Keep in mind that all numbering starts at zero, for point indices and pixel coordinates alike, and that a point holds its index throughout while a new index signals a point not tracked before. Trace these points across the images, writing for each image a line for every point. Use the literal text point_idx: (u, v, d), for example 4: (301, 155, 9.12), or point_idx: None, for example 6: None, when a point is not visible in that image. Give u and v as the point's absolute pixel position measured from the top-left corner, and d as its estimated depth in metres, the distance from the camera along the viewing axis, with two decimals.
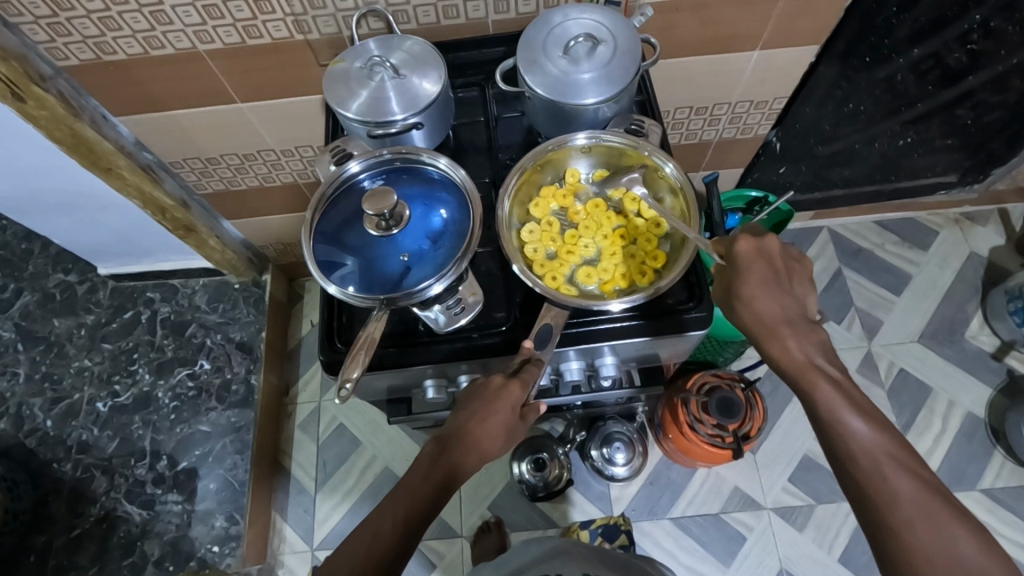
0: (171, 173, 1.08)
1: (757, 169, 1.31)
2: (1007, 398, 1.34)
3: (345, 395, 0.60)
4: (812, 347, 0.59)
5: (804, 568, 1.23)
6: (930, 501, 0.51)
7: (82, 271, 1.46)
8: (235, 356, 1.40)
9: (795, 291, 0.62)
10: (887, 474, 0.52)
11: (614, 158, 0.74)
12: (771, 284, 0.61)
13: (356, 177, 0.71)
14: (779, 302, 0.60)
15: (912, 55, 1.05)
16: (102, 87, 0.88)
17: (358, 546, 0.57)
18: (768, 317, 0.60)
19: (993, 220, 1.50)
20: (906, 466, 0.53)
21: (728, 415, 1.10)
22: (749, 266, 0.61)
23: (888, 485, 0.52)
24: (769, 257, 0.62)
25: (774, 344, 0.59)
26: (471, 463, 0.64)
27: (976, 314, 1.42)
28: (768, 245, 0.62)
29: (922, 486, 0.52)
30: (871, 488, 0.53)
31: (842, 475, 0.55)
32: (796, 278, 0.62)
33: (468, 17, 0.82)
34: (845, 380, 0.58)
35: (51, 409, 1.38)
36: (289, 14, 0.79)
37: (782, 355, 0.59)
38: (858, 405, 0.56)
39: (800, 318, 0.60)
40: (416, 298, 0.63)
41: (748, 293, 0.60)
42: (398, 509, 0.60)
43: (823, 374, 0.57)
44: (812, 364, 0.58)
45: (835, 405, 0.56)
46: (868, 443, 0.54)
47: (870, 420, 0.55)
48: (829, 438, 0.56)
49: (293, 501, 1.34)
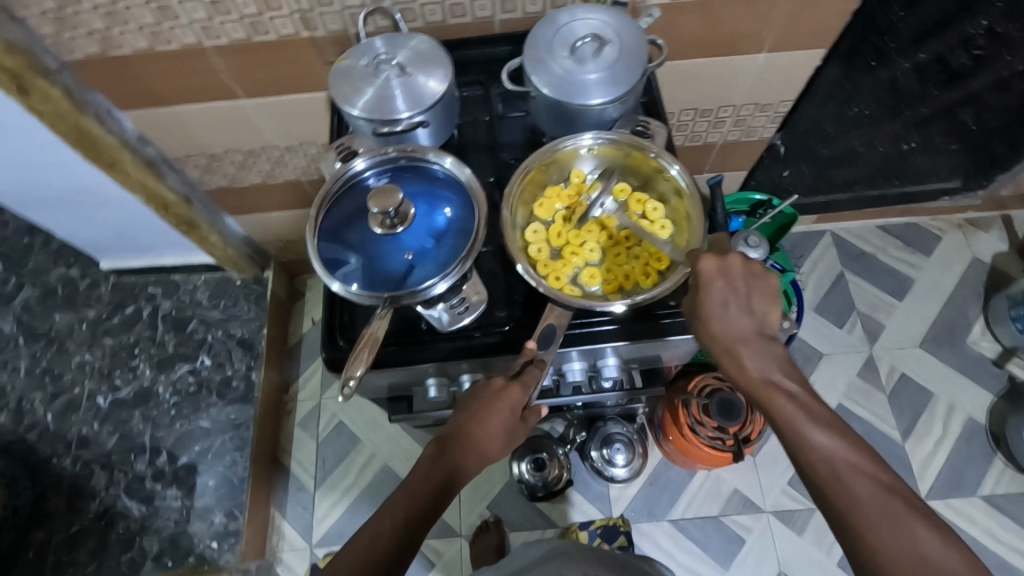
0: (175, 168, 1.08)
1: (761, 172, 1.31)
2: (1008, 404, 1.34)
3: (348, 392, 0.60)
4: (768, 363, 0.60)
5: (802, 571, 1.23)
6: (893, 505, 0.52)
7: (83, 265, 1.46)
8: (236, 353, 1.40)
9: (754, 307, 0.62)
10: (847, 480, 0.53)
11: (619, 159, 0.74)
12: (729, 302, 0.61)
13: (361, 175, 0.71)
14: (736, 321, 0.61)
15: (917, 59, 1.05)
16: (106, 81, 0.87)
17: (358, 548, 0.57)
18: (725, 336, 0.61)
19: (996, 226, 1.50)
20: (866, 471, 0.53)
21: (729, 417, 1.09)
22: (710, 284, 0.61)
23: (852, 492, 0.53)
24: (729, 274, 0.61)
25: (731, 362, 0.61)
26: (471, 464, 0.64)
27: (977, 319, 1.41)
28: (730, 263, 0.62)
29: (882, 490, 0.52)
30: (837, 497, 0.53)
31: (807, 483, 0.56)
32: (756, 295, 0.62)
33: (474, 16, 0.82)
34: (805, 394, 0.59)
35: (51, 403, 1.38)
36: (295, 11, 0.79)
37: (739, 374, 0.60)
38: (817, 415, 0.57)
39: (757, 335, 0.61)
40: (419, 296, 0.63)
41: (704, 312, 0.61)
42: (398, 511, 0.60)
43: (779, 389, 0.59)
44: (767, 380, 0.59)
45: (792, 416, 0.57)
46: (828, 451, 0.55)
47: (829, 429, 0.56)
48: (790, 449, 0.57)
49: (292, 498, 1.34)
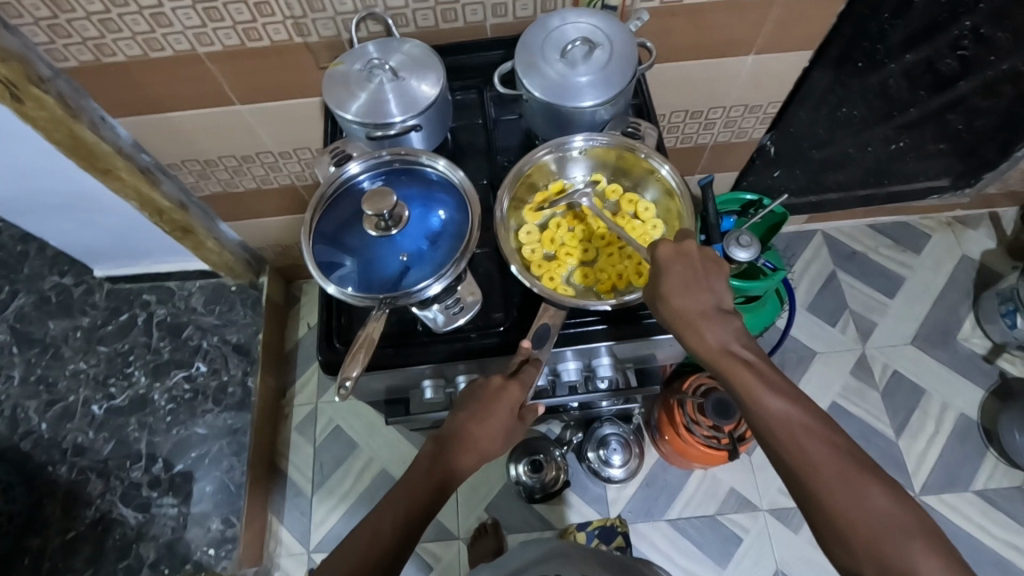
0: (170, 174, 1.09)
1: (752, 173, 1.32)
2: (999, 400, 1.35)
3: (345, 395, 0.60)
4: (726, 335, 0.61)
5: (799, 569, 1.24)
6: (847, 467, 0.53)
7: (78, 272, 1.46)
8: (232, 358, 1.40)
9: (711, 285, 0.63)
10: (803, 443, 0.54)
11: (610, 160, 0.75)
12: (690, 281, 0.62)
13: (355, 178, 0.71)
14: (695, 298, 0.62)
15: (904, 60, 1.07)
16: (101, 89, 0.88)
17: (359, 544, 0.58)
18: (687, 311, 0.61)
19: (985, 224, 1.52)
20: (821, 434, 0.55)
21: (724, 417, 1.08)
22: (670, 267, 0.62)
23: (807, 454, 0.54)
24: (688, 257, 0.63)
25: (691, 335, 0.61)
26: (470, 463, 0.64)
27: (968, 317, 1.43)
28: (687, 246, 0.63)
29: (837, 451, 0.54)
30: (792, 460, 0.54)
31: (765, 447, 0.57)
32: (715, 273, 0.63)
33: (466, 21, 0.83)
34: (762, 362, 0.60)
35: (47, 411, 1.37)
36: (289, 17, 0.79)
37: (698, 345, 0.61)
38: (773, 383, 0.58)
39: (716, 309, 0.62)
40: (414, 298, 0.64)
41: (665, 289, 0.62)
42: (399, 509, 0.60)
43: (737, 361, 0.59)
44: (725, 351, 0.60)
45: (749, 384, 0.58)
46: (783, 416, 0.56)
47: (784, 395, 0.57)
48: (748, 414, 0.58)
49: (289, 504, 1.34)
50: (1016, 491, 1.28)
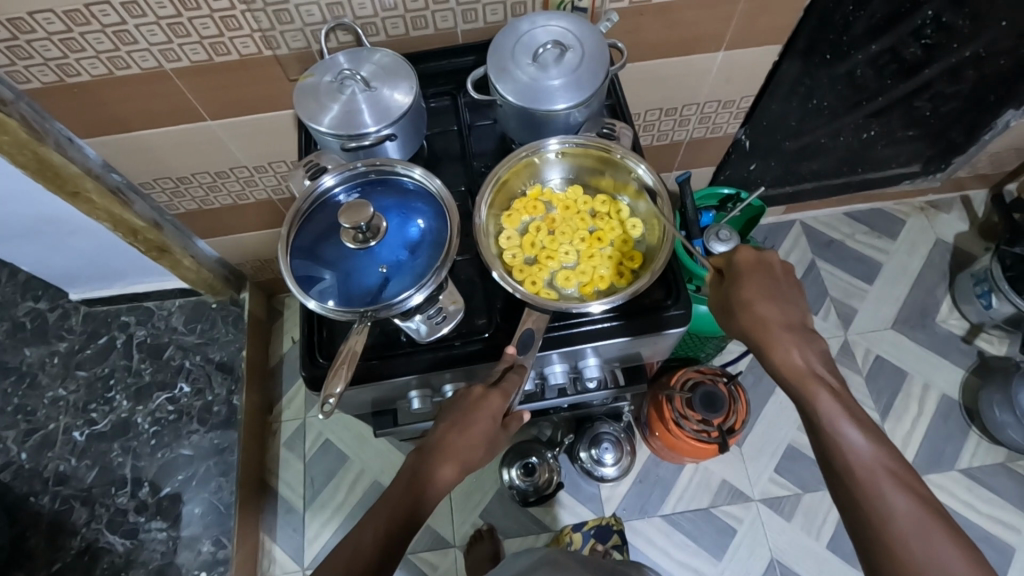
0: (142, 194, 1.07)
1: (729, 166, 1.33)
2: (979, 378, 1.38)
3: (328, 410, 0.59)
4: (812, 356, 0.64)
5: (793, 557, 1.25)
6: (925, 517, 0.54)
7: (52, 297, 1.43)
8: (216, 377, 1.38)
9: (796, 300, 0.67)
10: (881, 486, 0.56)
11: (585, 162, 0.74)
12: (773, 292, 0.66)
13: (331, 191, 0.70)
14: (782, 311, 0.65)
15: (870, 50, 1.08)
16: (66, 110, 0.86)
17: (340, 560, 0.59)
18: (773, 321, 0.64)
19: (957, 207, 1.55)
20: (902, 479, 0.56)
21: (712, 409, 1.11)
22: (750, 275, 0.67)
23: (884, 499, 0.56)
24: (770, 268, 0.68)
25: (777, 349, 0.64)
26: (450, 474, 0.64)
27: (945, 299, 1.46)
28: (767, 258, 0.68)
29: (918, 501, 0.55)
30: (866, 499, 0.56)
31: (838, 483, 0.59)
32: (797, 290, 0.68)
33: (436, 28, 0.83)
34: (843, 390, 0.63)
35: (25, 441, 1.34)
36: (256, 30, 0.78)
37: (782, 362, 0.64)
38: (857, 416, 0.60)
39: (800, 326, 0.65)
40: (395, 309, 0.63)
41: (748, 295, 0.66)
42: (379, 523, 0.61)
43: (821, 382, 0.62)
44: (811, 372, 0.63)
45: (834, 415, 0.61)
46: (864, 455, 0.58)
47: (868, 432, 0.59)
48: (826, 448, 0.60)
49: (281, 521, 1.32)
50: (1000, 467, 1.30)
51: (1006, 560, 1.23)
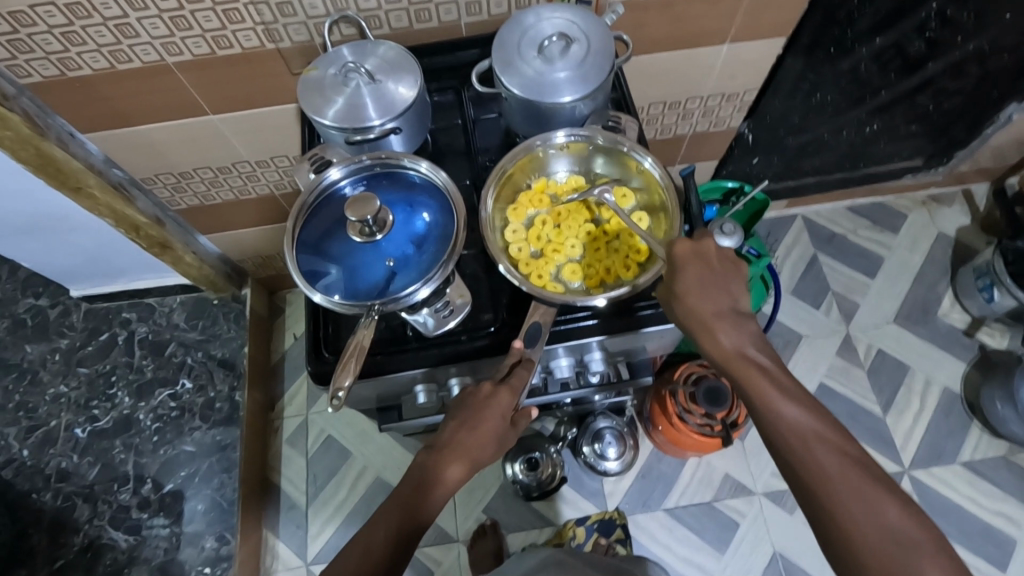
0: (144, 189, 1.06)
1: (731, 161, 1.33)
2: (981, 372, 1.38)
3: (338, 405, 0.58)
4: (742, 338, 0.61)
5: (796, 550, 1.25)
6: (858, 476, 0.53)
7: (53, 294, 1.42)
8: (218, 373, 1.38)
9: (731, 287, 0.63)
10: (814, 451, 0.55)
11: (591, 154, 0.74)
12: (706, 281, 0.62)
13: (337, 184, 0.70)
14: (713, 300, 0.62)
15: (874, 45, 1.08)
16: (66, 104, 0.85)
17: (352, 557, 0.59)
18: (703, 313, 0.61)
19: (958, 201, 1.55)
20: (834, 444, 0.55)
21: (716, 404, 1.11)
22: (686, 267, 0.63)
23: (818, 464, 0.54)
24: (706, 255, 0.63)
25: (706, 336, 0.62)
26: (459, 473, 0.64)
27: (946, 293, 1.46)
28: (706, 246, 0.63)
29: (850, 462, 0.54)
30: (803, 468, 0.55)
31: (774, 454, 0.58)
32: (732, 274, 0.64)
33: (441, 21, 0.82)
34: (776, 367, 0.60)
35: (27, 437, 1.34)
36: (259, 23, 0.78)
37: (714, 348, 0.61)
38: (787, 388, 0.58)
39: (731, 312, 0.62)
40: (402, 303, 0.63)
41: (682, 289, 0.62)
42: (391, 521, 0.61)
43: (751, 364, 0.60)
44: (741, 354, 0.61)
45: (763, 388, 0.58)
46: (798, 425, 0.56)
47: (798, 401, 0.58)
48: (760, 419, 0.59)
49: (284, 518, 1.32)
50: (1001, 460, 1.31)
51: (1006, 553, 1.24)
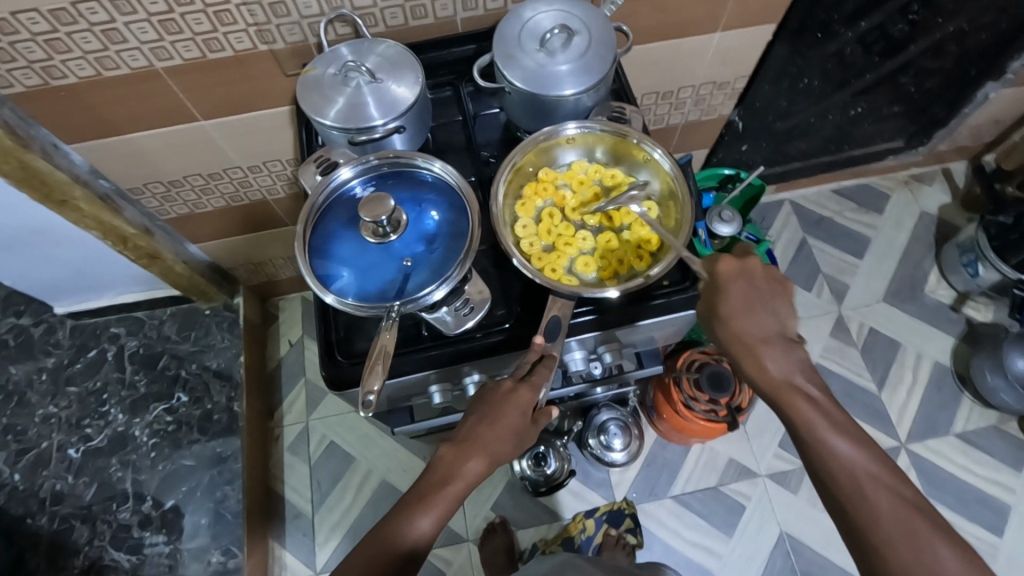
0: (132, 200, 1.04)
1: (721, 149, 1.34)
2: (969, 345, 1.42)
3: (369, 410, 0.58)
4: (790, 366, 0.62)
5: (801, 529, 1.27)
6: (909, 517, 0.55)
7: (36, 312, 1.38)
8: (215, 385, 1.35)
9: (779, 309, 0.63)
10: (866, 491, 0.56)
11: (598, 145, 0.73)
12: (751, 304, 0.63)
13: (346, 185, 0.68)
14: (758, 323, 0.63)
15: (859, 27, 1.10)
16: (50, 114, 0.82)
17: (370, 548, 0.61)
18: (748, 336, 0.62)
19: (939, 179, 1.59)
20: (886, 483, 0.56)
21: (719, 389, 1.12)
22: (731, 285, 0.63)
23: (868, 503, 0.56)
24: (751, 275, 0.64)
25: (753, 362, 0.62)
26: (478, 468, 0.64)
27: (932, 270, 1.50)
28: (750, 265, 0.64)
29: (902, 502, 0.55)
30: (852, 507, 0.57)
31: (824, 491, 0.60)
32: (779, 295, 0.64)
33: (436, 17, 0.81)
34: (825, 398, 0.61)
35: (18, 461, 1.29)
36: (251, 24, 0.76)
37: (761, 375, 0.62)
38: (837, 422, 0.60)
39: (779, 337, 0.63)
40: (420, 304, 0.62)
41: (725, 310, 0.63)
42: (406, 519, 0.62)
43: (800, 394, 0.61)
44: (789, 384, 0.62)
45: (814, 424, 0.60)
46: (850, 462, 0.58)
47: (850, 437, 0.59)
48: (810, 455, 0.60)
49: (290, 527, 1.31)
50: (992, 429, 1.35)
51: (1002, 519, 1.28)
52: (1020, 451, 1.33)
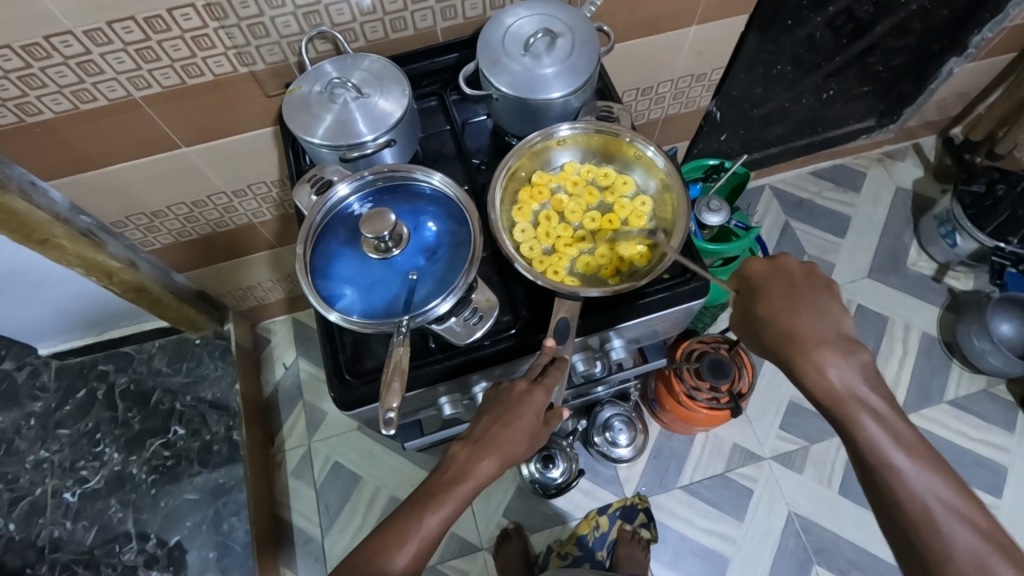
0: (115, 234, 1.02)
1: (701, 139, 1.36)
2: (953, 314, 1.46)
3: (390, 427, 0.57)
4: (853, 375, 0.60)
5: (810, 506, 1.29)
6: (988, 553, 0.51)
7: (18, 355, 1.34)
8: (211, 415, 1.32)
9: (829, 307, 0.63)
10: (940, 524, 0.53)
11: (589, 145, 0.74)
12: (798, 304, 0.63)
13: (343, 202, 0.68)
14: (812, 325, 0.62)
15: (828, 12, 1.13)
16: (26, 152, 0.80)
17: (380, 541, 0.61)
18: (803, 335, 0.61)
19: (910, 154, 1.63)
20: (962, 514, 0.53)
21: (720, 375, 1.12)
22: (766, 283, 0.65)
23: (943, 534, 0.53)
24: (787, 275, 0.65)
25: (812, 367, 0.60)
26: (490, 470, 0.64)
27: (912, 243, 1.53)
28: (784, 264, 0.66)
29: (979, 536, 0.52)
30: (924, 539, 0.53)
31: (891, 519, 0.56)
32: (829, 296, 0.63)
33: (416, 28, 0.81)
34: (891, 413, 0.58)
35: (11, 511, 1.25)
36: (230, 47, 0.75)
37: (819, 387, 0.60)
38: (907, 442, 0.56)
39: (837, 340, 0.61)
40: (429, 317, 0.62)
41: (767, 308, 0.63)
42: (424, 516, 0.61)
43: (863, 406, 0.58)
44: (852, 396, 0.59)
45: (879, 442, 0.57)
46: (919, 488, 0.54)
47: (922, 462, 0.55)
48: (876, 475, 0.57)
49: (301, 552, 1.31)
50: (983, 393, 1.38)
51: (1000, 480, 1.31)
52: (1011, 413, 1.36)
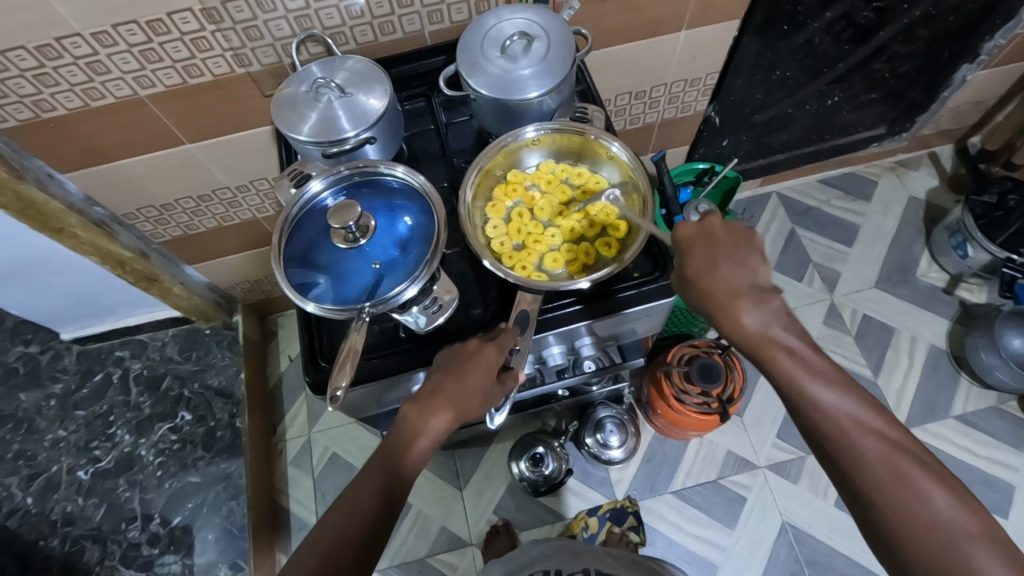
0: (127, 225, 1.07)
1: (703, 144, 1.36)
2: (963, 327, 1.42)
3: (335, 403, 0.60)
4: (768, 318, 0.60)
5: (803, 518, 1.27)
6: (899, 461, 0.52)
7: (43, 339, 1.42)
8: (217, 403, 1.38)
9: (748, 260, 0.62)
10: (854, 441, 0.54)
11: (563, 146, 0.76)
12: (716, 260, 0.62)
13: (319, 196, 0.71)
14: (729, 277, 0.61)
15: (825, 17, 1.11)
16: (43, 145, 0.86)
17: (340, 513, 0.61)
18: (720, 291, 0.61)
19: (925, 164, 1.59)
20: (873, 429, 0.54)
21: (710, 380, 1.13)
22: (691, 249, 0.63)
23: (858, 450, 0.54)
24: (711, 233, 0.64)
25: (728, 318, 0.60)
26: (443, 424, 0.64)
27: (923, 253, 1.50)
28: (710, 226, 0.64)
29: (888, 446, 0.53)
30: (842, 457, 0.55)
31: (815, 444, 0.58)
32: (748, 248, 0.63)
33: (404, 31, 0.85)
34: (806, 349, 0.59)
35: (29, 485, 1.32)
36: (227, 49, 0.80)
37: (739, 336, 0.60)
38: (820, 372, 0.58)
39: (751, 289, 0.61)
40: (391, 304, 0.64)
41: (691, 270, 0.62)
42: (376, 478, 0.63)
43: (778, 344, 0.59)
44: (768, 338, 0.60)
45: (796, 375, 0.58)
46: (833, 409, 0.56)
47: (833, 385, 0.57)
48: (798, 408, 0.58)
49: (296, 539, 1.34)
50: (992, 410, 1.34)
51: (1007, 500, 1.26)
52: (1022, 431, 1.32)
